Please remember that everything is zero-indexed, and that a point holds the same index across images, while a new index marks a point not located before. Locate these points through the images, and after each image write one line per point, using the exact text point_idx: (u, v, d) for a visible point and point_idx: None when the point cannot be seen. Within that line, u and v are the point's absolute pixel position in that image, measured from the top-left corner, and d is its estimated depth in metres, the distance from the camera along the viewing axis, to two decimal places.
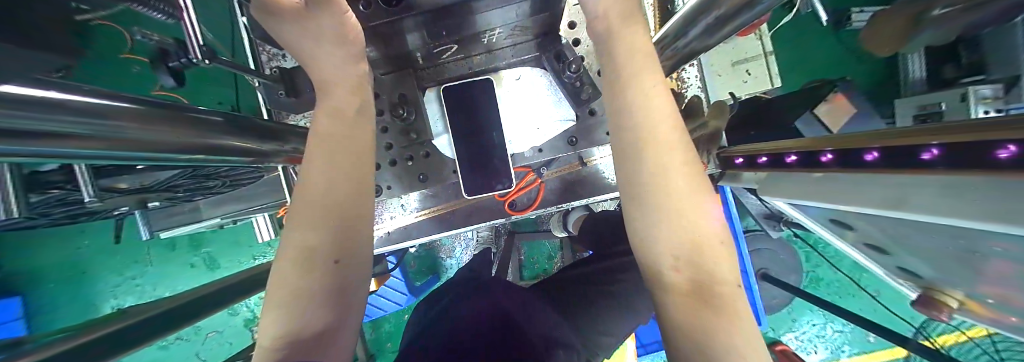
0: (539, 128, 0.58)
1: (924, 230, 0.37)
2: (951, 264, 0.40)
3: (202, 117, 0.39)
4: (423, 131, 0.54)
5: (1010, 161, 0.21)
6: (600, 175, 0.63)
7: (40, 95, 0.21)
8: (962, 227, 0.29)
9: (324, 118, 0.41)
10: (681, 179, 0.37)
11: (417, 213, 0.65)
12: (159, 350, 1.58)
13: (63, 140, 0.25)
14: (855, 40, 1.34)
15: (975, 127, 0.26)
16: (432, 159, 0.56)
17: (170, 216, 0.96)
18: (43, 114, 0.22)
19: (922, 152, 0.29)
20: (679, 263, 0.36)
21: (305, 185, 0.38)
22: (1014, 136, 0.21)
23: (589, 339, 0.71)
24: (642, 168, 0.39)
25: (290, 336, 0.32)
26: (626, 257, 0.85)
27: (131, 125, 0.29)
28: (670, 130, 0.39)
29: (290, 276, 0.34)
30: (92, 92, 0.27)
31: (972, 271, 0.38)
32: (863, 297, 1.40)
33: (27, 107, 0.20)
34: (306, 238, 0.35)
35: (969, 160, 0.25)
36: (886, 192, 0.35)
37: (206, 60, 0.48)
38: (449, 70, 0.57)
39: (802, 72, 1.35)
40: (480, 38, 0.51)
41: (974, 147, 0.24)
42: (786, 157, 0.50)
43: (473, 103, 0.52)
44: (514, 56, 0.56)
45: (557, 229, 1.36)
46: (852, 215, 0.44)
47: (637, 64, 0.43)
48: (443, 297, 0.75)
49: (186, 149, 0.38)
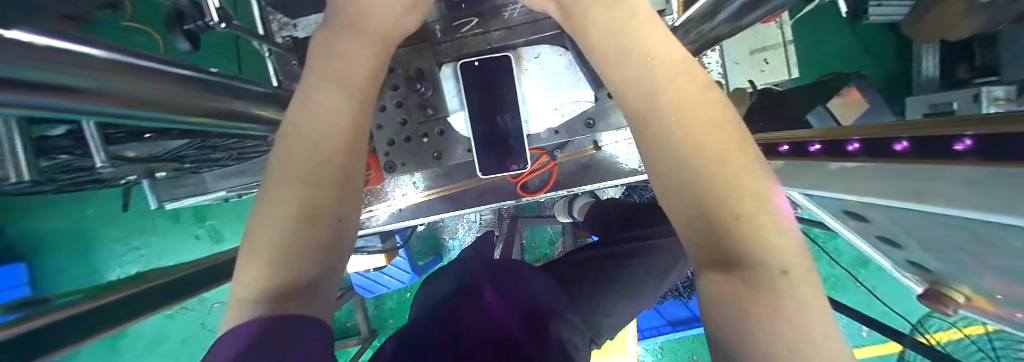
0: (557, 109, 0.54)
1: (938, 223, 0.37)
2: (970, 263, 0.41)
3: (210, 79, 0.37)
4: (439, 108, 0.53)
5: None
6: (613, 160, 0.62)
7: (73, 49, 0.21)
8: (989, 223, 0.29)
9: (330, 81, 0.40)
10: (721, 158, 0.36)
11: (427, 192, 0.65)
12: (165, 316, 1.62)
13: (82, 98, 0.24)
14: (874, 34, 1.31)
15: (1015, 118, 0.26)
16: (446, 137, 0.55)
17: (181, 186, 1.03)
18: (76, 69, 0.21)
19: (955, 142, 0.29)
20: (705, 247, 0.34)
21: (303, 147, 0.37)
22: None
23: (595, 319, 0.73)
24: (671, 165, 0.38)
25: (272, 290, 0.32)
26: (634, 242, 0.86)
27: (148, 86, 0.29)
28: (706, 120, 0.38)
29: (283, 229, 0.34)
30: (114, 49, 0.26)
31: (988, 270, 0.39)
32: (859, 292, 1.43)
33: (62, 60, 0.20)
34: (303, 197, 0.35)
35: (1001, 153, 0.25)
36: (906, 185, 0.35)
37: (223, 24, 0.46)
38: (467, 46, 0.54)
39: (816, 65, 1.32)
40: (502, 12, 0.52)
41: (1013, 140, 0.24)
42: (809, 146, 0.49)
43: (494, 81, 0.52)
44: (535, 32, 0.53)
45: (561, 215, 1.38)
46: (874, 208, 0.44)
47: (665, 50, 0.41)
48: (449, 274, 0.76)
49: (202, 113, 0.37)
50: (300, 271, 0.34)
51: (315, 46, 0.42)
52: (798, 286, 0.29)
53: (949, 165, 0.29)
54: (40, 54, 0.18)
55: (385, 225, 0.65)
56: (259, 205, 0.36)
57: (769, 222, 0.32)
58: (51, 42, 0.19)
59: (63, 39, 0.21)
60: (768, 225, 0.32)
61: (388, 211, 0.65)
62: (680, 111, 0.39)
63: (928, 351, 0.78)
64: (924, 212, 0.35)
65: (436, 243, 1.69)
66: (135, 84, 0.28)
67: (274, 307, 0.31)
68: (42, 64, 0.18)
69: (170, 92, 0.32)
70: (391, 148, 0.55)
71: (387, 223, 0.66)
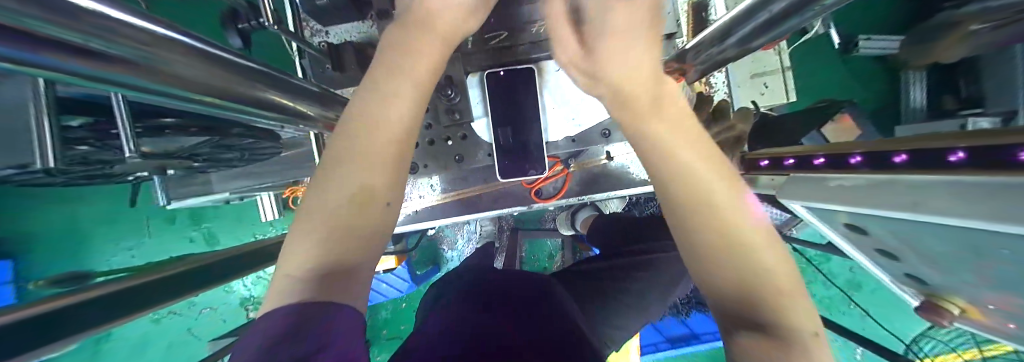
0: (575, 119, 0.57)
1: (934, 234, 0.40)
2: (965, 273, 0.43)
3: (262, 69, 0.39)
4: (465, 112, 0.56)
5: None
6: (624, 171, 0.65)
7: (144, 26, 0.22)
8: (982, 230, 0.32)
9: (387, 74, 0.42)
10: (719, 189, 0.40)
11: (443, 194, 0.66)
12: (149, 320, 1.56)
13: (145, 76, 0.25)
14: (862, 66, 1.39)
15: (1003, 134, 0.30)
16: (468, 141, 0.58)
17: (186, 185, 1.03)
18: (146, 47, 0.23)
19: (948, 154, 0.32)
20: (736, 307, 0.35)
21: (355, 135, 0.39)
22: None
23: (601, 330, 0.73)
24: (695, 221, 0.40)
25: (322, 269, 0.34)
26: (640, 255, 0.87)
27: (206, 72, 0.31)
28: (724, 182, 0.41)
29: (342, 212, 0.36)
30: (183, 31, 0.27)
31: (982, 279, 0.41)
32: (856, 315, 1.43)
33: (134, 36, 0.22)
34: (368, 179, 0.38)
35: (997, 162, 0.28)
36: (902, 197, 0.38)
37: (271, 24, 0.49)
38: (493, 57, 0.57)
39: (809, 93, 1.39)
40: (529, 27, 0.55)
41: (1003, 151, 0.28)
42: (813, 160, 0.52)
43: (518, 90, 0.55)
44: (556, 47, 0.56)
45: (564, 227, 1.39)
46: (871, 221, 0.47)
47: (684, 112, 0.45)
48: (457, 281, 0.75)
49: (246, 102, 0.39)
50: (339, 254, 0.35)
51: (385, 43, 0.46)
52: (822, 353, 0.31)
53: (946, 175, 0.32)
54: (110, 26, 0.19)
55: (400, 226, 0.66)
56: (315, 185, 0.38)
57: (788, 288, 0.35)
58: (115, 13, 0.20)
59: (139, 17, 0.22)
60: (787, 291, 0.35)
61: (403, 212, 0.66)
62: (702, 170, 0.41)
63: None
64: (922, 223, 0.38)
65: (435, 254, 1.68)
66: (199, 70, 0.30)
67: (313, 291, 0.32)
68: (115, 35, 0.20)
69: (226, 81, 0.34)
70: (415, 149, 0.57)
71: (401, 225, 0.67)
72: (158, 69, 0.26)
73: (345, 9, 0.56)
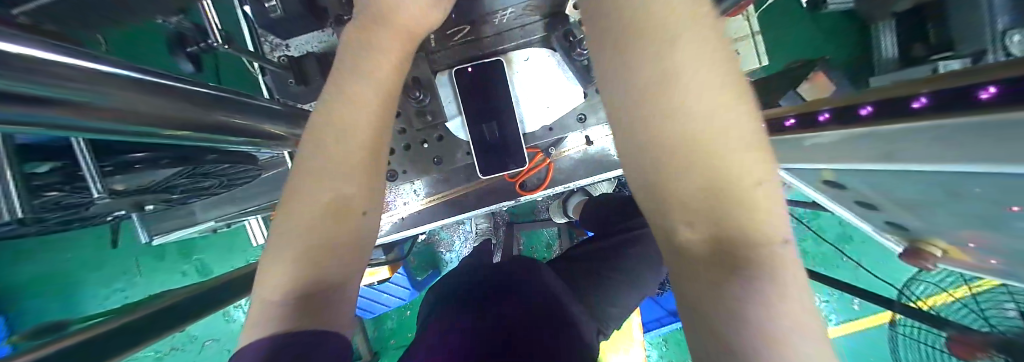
0: (549, 107, 0.57)
1: (909, 180, 0.41)
2: (939, 214, 0.44)
3: (216, 94, 0.38)
4: (438, 114, 0.56)
5: (996, 99, 0.24)
6: (605, 154, 0.65)
7: (71, 62, 0.21)
8: (955, 172, 0.32)
9: (348, 79, 0.40)
10: (710, 77, 0.28)
11: (428, 198, 0.65)
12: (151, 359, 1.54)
13: (75, 115, 0.23)
14: (831, 22, 1.41)
15: (963, 75, 0.29)
16: (446, 142, 0.57)
17: (169, 219, 1.01)
18: (77, 86, 0.22)
19: (911, 101, 0.33)
20: (702, 237, 0.27)
21: (319, 145, 0.38)
22: (996, 78, 0.25)
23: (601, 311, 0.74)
24: (662, 117, 0.29)
25: (301, 285, 0.33)
26: (630, 232, 0.89)
27: (154, 104, 0.29)
28: (718, 61, 0.28)
29: (317, 223, 0.36)
30: (117, 63, 0.26)
31: (954, 217, 0.42)
32: (848, 266, 1.48)
33: (61, 77, 0.20)
34: (337, 187, 0.37)
35: (958, 107, 0.28)
36: (879, 146, 0.39)
37: (224, 45, 0.47)
38: (460, 53, 0.56)
39: (781, 55, 1.41)
40: (491, 18, 0.54)
41: (966, 93, 0.27)
42: (785, 122, 0.53)
43: (489, 85, 0.54)
44: (523, 37, 0.55)
45: (557, 216, 1.40)
46: (847, 174, 0.48)
47: None
48: (453, 281, 0.74)
49: (204, 130, 0.37)
50: (325, 269, 0.35)
51: (346, 46, 0.43)
52: (803, 300, 0.23)
53: (910, 122, 0.33)
54: (33, 67, 0.18)
55: (389, 234, 0.66)
56: (286, 197, 0.38)
57: (772, 218, 0.26)
58: (40, 53, 0.18)
59: (65, 55, 0.21)
60: (770, 221, 0.25)
61: (390, 221, 0.66)
62: (688, 47, 0.28)
63: (916, 313, 0.83)
64: (898, 169, 0.39)
65: (434, 257, 1.68)
66: (144, 101, 0.28)
67: (296, 316, 0.32)
68: (34, 78, 0.18)
69: (178, 109, 0.32)
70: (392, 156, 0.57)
71: (390, 233, 0.66)
72: (107, 108, 0.25)
73: (301, 20, 0.54)
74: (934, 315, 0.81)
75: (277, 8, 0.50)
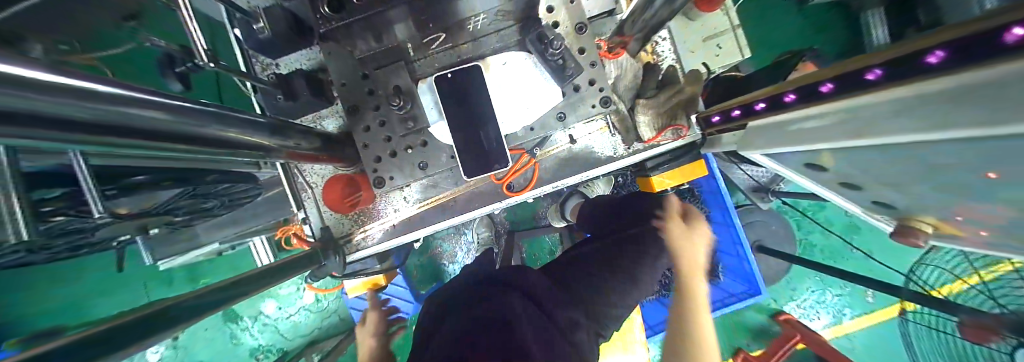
0: (529, 107, 0.57)
1: (884, 156, 0.41)
2: (923, 188, 0.44)
3: (241, 114, 0.41)
4: (419, 119, 0.57)
5: (946, 62, 0.26)
6: (590, 151, 0.66)
7: (105, 90, 0.23)
8: (925, 142, 0.33)
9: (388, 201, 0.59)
10: None
11: (419, 203, 0.66)
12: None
13: (104, 134, 0.25)
14: (816, 13, 1.42)
15: (914, 44, 0.31)
16: (430, 147, 0.59)
17: (174, 241, 1.03)
18: (109, 107, 0.24)
19: (867, 73, 0.35)
20: None
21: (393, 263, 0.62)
22: (945, 42, 0.26)
23: (598, 311, 0.74)
24: None
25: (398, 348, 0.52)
26: (631, 231, 0.89)
27: (188, 123, 0.32)
28: None
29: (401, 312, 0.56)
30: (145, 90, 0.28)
31: (929, 187, 0.43)
32: (857, 258, 1.45)
33: (96, 101, 0.22)
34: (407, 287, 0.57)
35: (910, 73, 0.30)
36: (847, 122, 0.40)
37: (209, 64, 0.50)
38: (438, 61, 0.57)
39: (768, 48, 1.42)
40: (465, 25, 0.54)
41: (912, 60, 0.29)
42: (755, 106, 0.55)
43: (466, 89, 0.53)
44: (498, 42, 0.56)
45: (557, 220, 1.41)
46: (824, 153, 0.49)
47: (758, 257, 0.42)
48: (450, 292, 0.72)
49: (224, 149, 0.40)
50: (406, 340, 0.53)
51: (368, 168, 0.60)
52: None
53: (872, 92, 0.34)
54: (71, 92, 0.20)
55: (380, 243, 0.67)
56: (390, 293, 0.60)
57: None
58: (76, 82, 0.20)
59: (99, 82, 0.23)
60: None
61: (382, 228, 0.67)
62: None
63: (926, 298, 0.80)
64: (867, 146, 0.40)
65: (437, 269, 1.68)
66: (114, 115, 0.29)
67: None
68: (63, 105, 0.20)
69: None
70: (378, 165, 0.58)
71: (381, 242, 0.67)
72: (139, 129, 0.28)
73: (286, 40, 0.57)
74: (944, 300, 0.79)
75: (264, 28, 0.54)
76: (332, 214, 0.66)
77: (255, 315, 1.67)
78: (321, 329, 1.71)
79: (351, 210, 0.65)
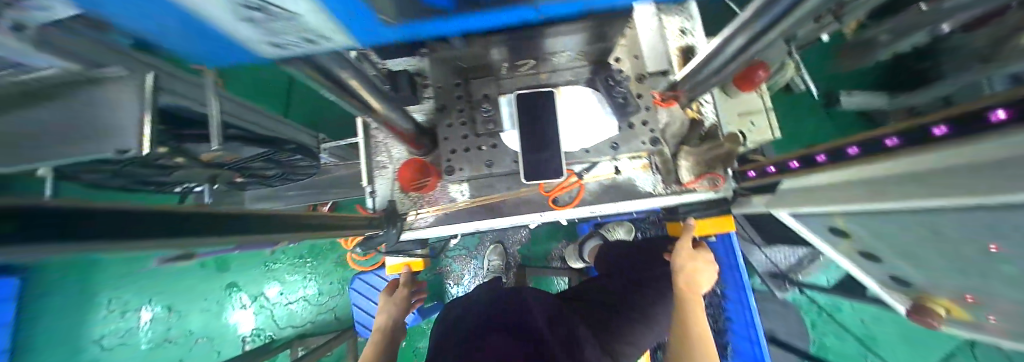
0: (588, 133, 0.67)
1: (910, 221, 0.49)
2: (935, 259, 0.54)
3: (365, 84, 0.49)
4: (498, 123, 0.66)
5: (1011, 119, 0.31)
6: (632, 183, 0.73)
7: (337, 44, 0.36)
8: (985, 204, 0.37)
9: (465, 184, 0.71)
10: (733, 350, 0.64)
11: (472, 199, 0.74)
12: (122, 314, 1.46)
13: (318, 66, 0.38)
14: (845, 119, 1.51)
15: (966, 106, 0.36)
16: (497, 150, 0.68)
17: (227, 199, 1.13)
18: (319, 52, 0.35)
19: (934, 129, 0.38)
20: None
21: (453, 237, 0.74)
22: (1006, 103, 0.31)
23: (612, 348, 0.73)
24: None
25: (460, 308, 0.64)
26: (649, 271, 0.90)
27: (339, 71, 0.42)
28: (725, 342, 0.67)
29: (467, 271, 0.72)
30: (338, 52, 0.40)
31: (939, 254, 0.52)
32: None
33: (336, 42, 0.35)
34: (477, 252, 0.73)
35: (979, 128, 0.34)
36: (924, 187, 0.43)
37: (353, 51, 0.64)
38: (520, 82, 0.69)
39: (795, 141, 1.52)
40: (550, 58, 0.66)
41: (978, 118, 0.34)
42: (790, 164, 0.62)
43: (542, 106, 0.63)
44: (573, 75, 0.68)
45: (574, 260, 1.42)
46: (840, 218, 0.60)
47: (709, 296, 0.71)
48: (473, 298, 0.79)
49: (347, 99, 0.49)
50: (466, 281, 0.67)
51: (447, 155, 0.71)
52: None
53: (937, 146, 0.38)
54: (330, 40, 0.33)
55: (427, 228, 0.74)
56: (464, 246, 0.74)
57: None
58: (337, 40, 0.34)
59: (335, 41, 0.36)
60: None
61: (434, 213, 0.74)
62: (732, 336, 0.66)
63: None
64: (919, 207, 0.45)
65: (440, 289, 1.66)
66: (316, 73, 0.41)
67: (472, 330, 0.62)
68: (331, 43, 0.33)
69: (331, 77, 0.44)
70: (451, 155, 0.67)
71: (429, 227, 0.74)
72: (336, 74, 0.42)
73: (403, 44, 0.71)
74: None
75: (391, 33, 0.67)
76: (397, 191, 0.75)
77: (256, 295, 1.69)
78: (314, 324, 1.69)
79: (413, 191, 0.73)
